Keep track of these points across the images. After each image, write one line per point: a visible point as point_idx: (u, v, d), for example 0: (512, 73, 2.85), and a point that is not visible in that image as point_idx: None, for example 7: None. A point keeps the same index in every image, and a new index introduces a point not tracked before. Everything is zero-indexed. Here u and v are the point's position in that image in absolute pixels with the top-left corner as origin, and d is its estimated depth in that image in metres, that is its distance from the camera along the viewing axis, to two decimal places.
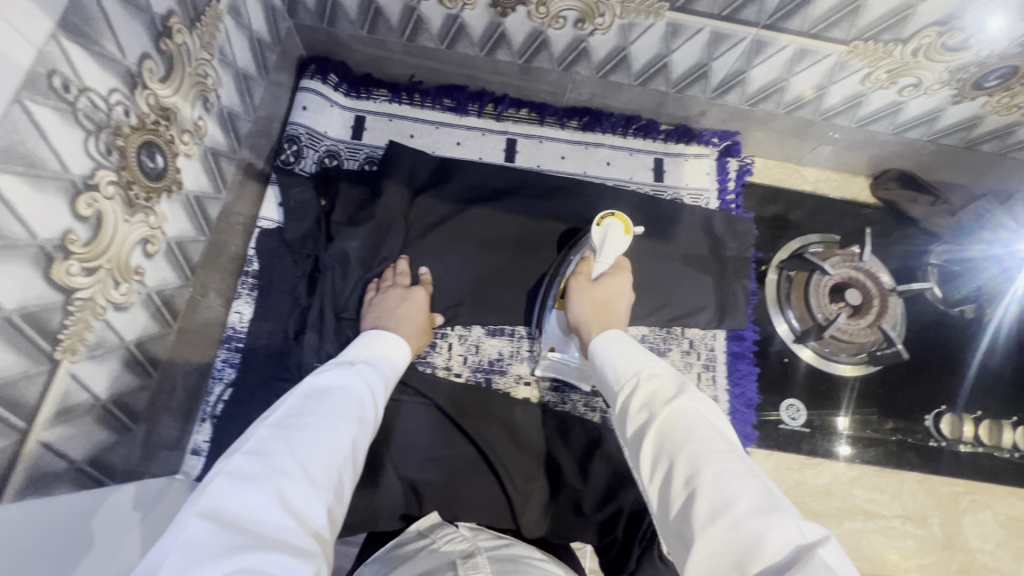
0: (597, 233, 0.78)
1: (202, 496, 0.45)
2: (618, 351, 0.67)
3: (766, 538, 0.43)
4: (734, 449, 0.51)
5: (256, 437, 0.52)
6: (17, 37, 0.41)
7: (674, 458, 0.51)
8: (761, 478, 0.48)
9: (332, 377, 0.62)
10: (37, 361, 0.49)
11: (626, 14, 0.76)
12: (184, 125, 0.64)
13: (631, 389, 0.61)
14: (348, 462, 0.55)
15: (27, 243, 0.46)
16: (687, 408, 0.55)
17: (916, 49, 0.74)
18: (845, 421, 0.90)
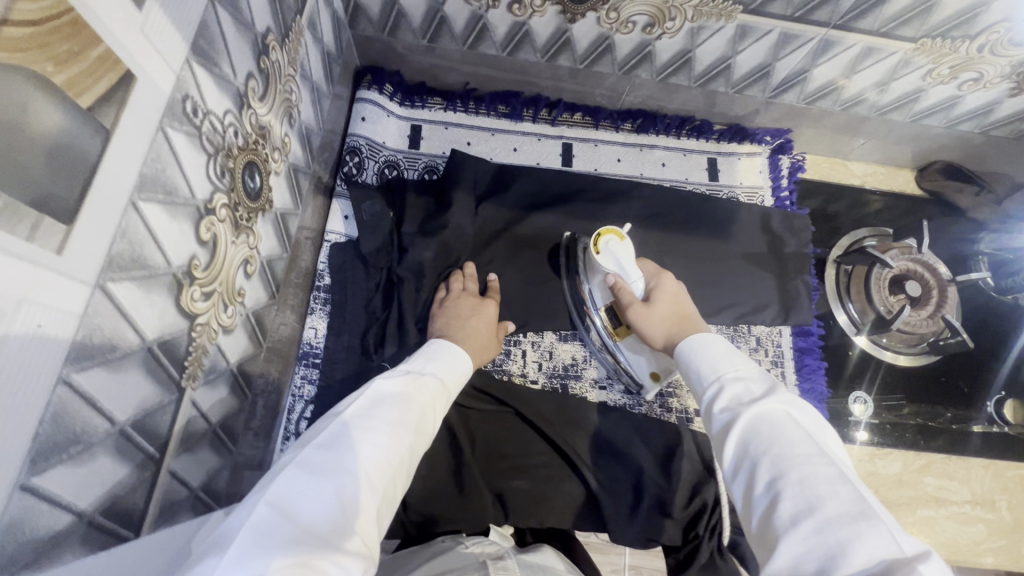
0: (603, 260, 0.76)
1: (269, 485, 0.43)
2: (706, 347, 0.59)
3: (856, 552, 0.37)
4: (825, 453, 0.45)
5: (326, 430, 0.48)
6: (163, 63, 0.41)
7: (757, 459, 0.46)
8: (854, 485, 0.42)
9: (398, 381, 0.57)
10: (170, 390, 0.48)
11: (697, 17, 0.77)
12: (275, 143, 0.64)
13: (714, 386, 0.55)
14: (401, 474, 0.51)
15: (164, 272, 0.45)
16: (777, 409, 0.49)
17: (983, 45, 0.76)
18: (861, 408, 0.91)
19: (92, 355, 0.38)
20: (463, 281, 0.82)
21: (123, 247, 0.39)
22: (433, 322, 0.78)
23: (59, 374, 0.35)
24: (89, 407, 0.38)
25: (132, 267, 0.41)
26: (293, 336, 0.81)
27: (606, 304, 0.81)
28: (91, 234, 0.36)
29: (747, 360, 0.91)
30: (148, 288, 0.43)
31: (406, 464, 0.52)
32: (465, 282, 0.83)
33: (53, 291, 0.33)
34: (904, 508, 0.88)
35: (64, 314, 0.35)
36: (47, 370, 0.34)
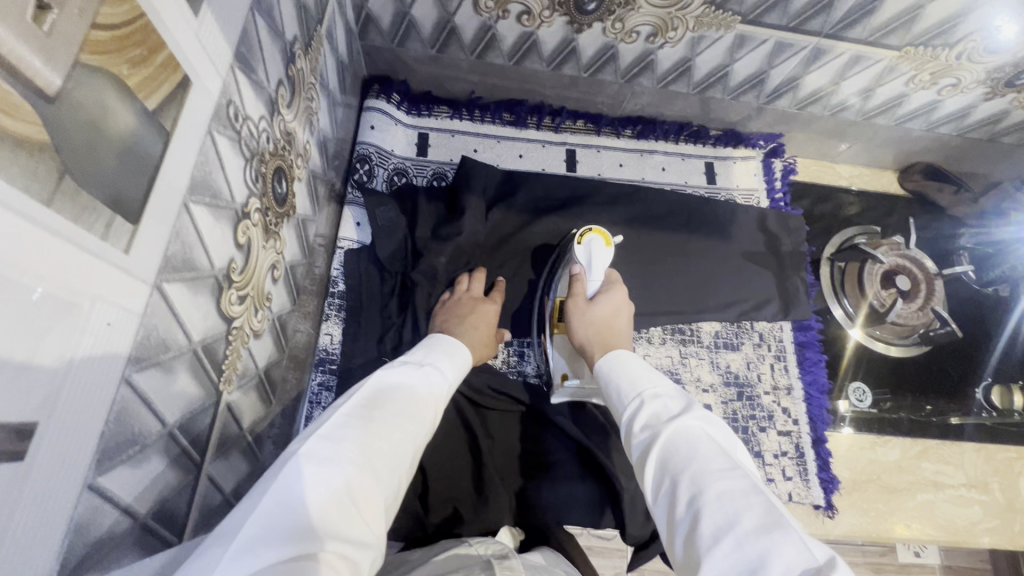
0: (579, 251, 0.80)
1: (275, 474, 0.40)
2: (624, 372, 0.65)
3: (774, 556, 0.40)
4: (738, 466, 0.49)
5: (333, 421, 0.46)
6: (212, 67, 0.41)
7: (675, 477, 0.50)
8: (765, 497, 0.46)
9: (399, 374, 0.56)
10: (209, 394, 0.48)
11: (697, 27, 0.80)
12: (298, 149, 0.64)
13: (636, 407, 0.60)
14: (407, 468, 0.49)
15: (208, 274, 0.45)
16: (690, 427, 0.54)
17: (961, 53, 0.82)
18: (845, 405, 0.94)
19: (148, 355, 0.38)
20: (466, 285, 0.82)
21: (177, 248, 0.40)
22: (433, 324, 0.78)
23: (122, 374, 0.35)
24: (145, 407, 0.38)
25: (184, 269, 0.41)
26: (309, 343, 0.81)
27: (560, 297, 0.84)
28: (152, 234, 0.36)
29: (752, 355, 0.94)
30: (195, 289, 0.43)
31: (412, 457, 0.50)
32: (471, 283, 0.83)
33: (122, 289, 0.34)
34: (905, 493, 0.91)
35: (127, 312, 0.35)
36: (112, 369, 0.34)
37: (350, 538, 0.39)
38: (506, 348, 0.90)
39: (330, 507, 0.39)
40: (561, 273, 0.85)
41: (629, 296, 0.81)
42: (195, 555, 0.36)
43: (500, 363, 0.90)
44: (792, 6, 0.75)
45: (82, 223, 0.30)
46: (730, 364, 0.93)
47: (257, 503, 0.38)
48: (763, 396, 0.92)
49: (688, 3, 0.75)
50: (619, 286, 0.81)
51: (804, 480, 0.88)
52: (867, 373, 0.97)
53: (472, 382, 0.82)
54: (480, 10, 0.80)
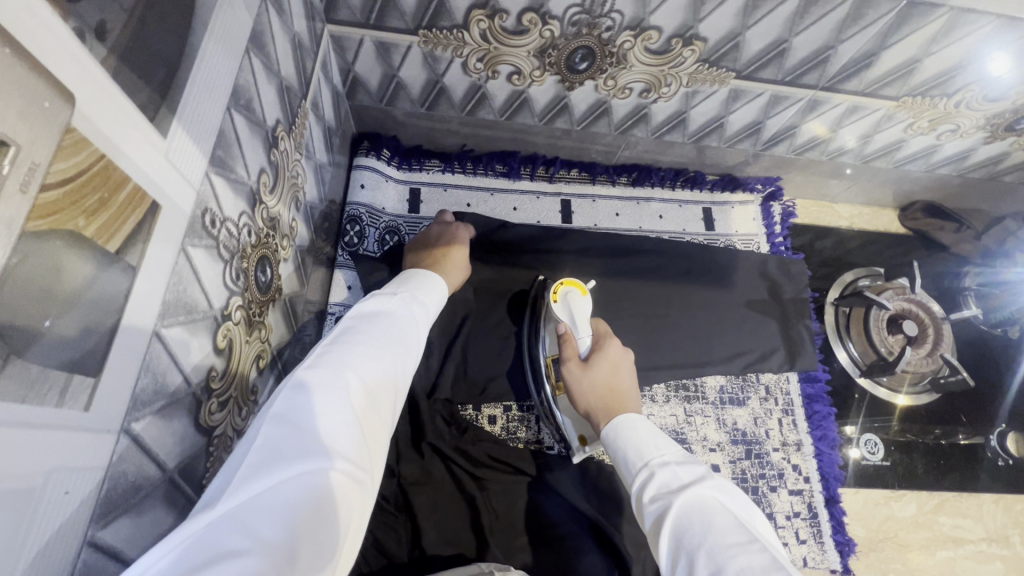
0: (558, 309, 0.79)
1: (272, 402, 0.39)
2: (629, 433, 0.62)
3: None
4: (755, 539, 0.46)
5: (320, 350, 0.44)
6: (183, 181, 0.39)
7: (692, 556, 0.47)
8: (788, 571, 0.43)
9: (380, 303, 0.53)
10: (189, 514, 0.45)
11: (692, 83, 0.79)
12: (284, 230, 0.62)
13: (643, 475, 0.56)
14: (400, 389, 0.48)
15: (184, 393, 0.42)
16: (703, 496, 0.51)
17: (959, 101, 0.81)
18: (851, 427, 0.94)
19: (116, 505, 0.35)
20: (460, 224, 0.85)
21: (147, 381, 0.37)
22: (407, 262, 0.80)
23: (84, 537, 0.32)
24: (114, 560, 0.35)
25: (156, 399, 0.38)
26: None
27: (552, 355, 0.80)
28: (117, 380, 0.33)
29: (759, 410, 0.91)
30: (169, 416, 0.40)
31: (401, 376, 0.48)
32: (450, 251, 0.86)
33: (79, 451, 0.31)
34: (924, 550, 0.88)
35: (89, 470, 0.32)
36: (71, 536, 0.31)
37: (357, 457, 0.38)
38: (505, 414, 0.89)
39: (332, 426, 0.38)
40: (544, 332, 0.82)
41: (624, 347, 0.76)
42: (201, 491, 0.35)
43: (499, 430, 0.88)
44: (787, 63, 0.74)
45: (32, 399, 0.27)
46: (737, 420, 0.90)
47: (255, 431, 0.37)
48: (772, 453, 0.89)
49: (681, 61, 0.74)
50: (611, 337, 0.77)
51: (820, 544, 0.85)
52: (885, 430, 0.94)
53: (471, 452, 0.79)
54: (470, 71, 0.78)
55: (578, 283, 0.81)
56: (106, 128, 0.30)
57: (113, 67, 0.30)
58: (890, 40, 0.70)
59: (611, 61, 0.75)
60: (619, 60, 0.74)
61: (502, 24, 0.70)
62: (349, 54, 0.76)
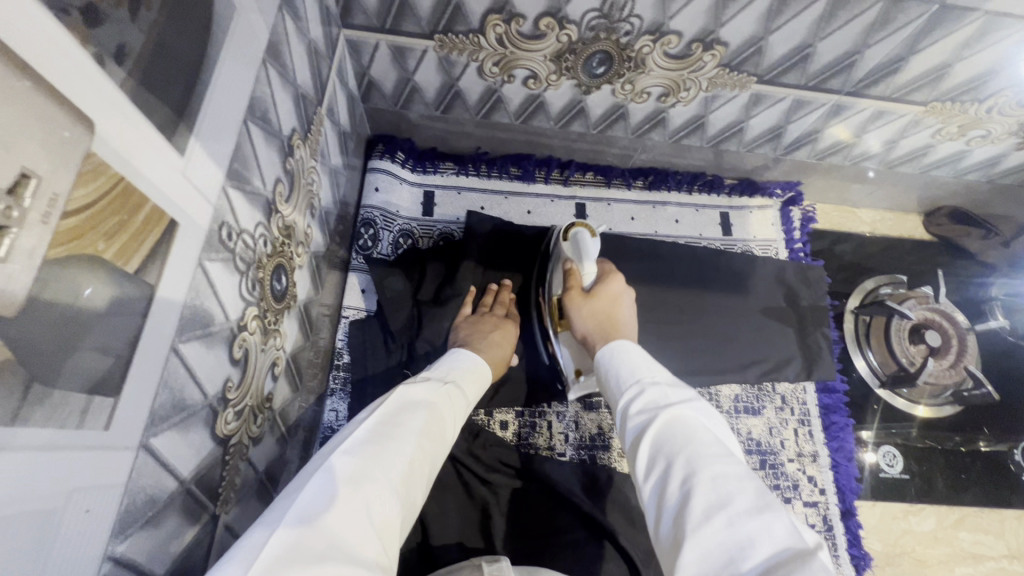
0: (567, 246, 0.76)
1: (301, 491, 0.39)
2: (621, 353, 0.59)
3: (765, 540, 0.36)
4: (734, 455, 0.44)
5: (355, 436, 0.45)
6: (199, 197, 0.39)
7: (669, 460, 0.44)
8: (760, 484, 0.41)
9: (420, 391, 0.54)
10: (204, 523, 0.46)
11: (712, 88, 0.77)
12: (299, 237, 0.63)
13: (633, 388, 0.53)
14: (424, 485, 0.48)
15: (200, 406, 0.43)
16: (688, 413, 0.48)
17: (991, 106, 0.78)
18: (867, 432, 0.92)
19: (134, 520, 0.35)
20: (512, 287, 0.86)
21: (165, 396, 0.37)
22: (462, 325, 0.77)
23: (104, 552, 0.33)
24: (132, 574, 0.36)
25: (174, 413, 0.39)
26: (313, 420, 0.77)
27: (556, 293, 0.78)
28: (136, 397, 0.34)
29: (775, 419, 0.89)
30: (186, 429, 0.41)
31: (428, 472, 0.48)
32: (494, 306, 0.82)
33: (100, 469, 0.31)
34: (943, 567, 0.87)
35: (108, 488, 0.32)
36: (92, 552, 0.31)
37: (376, 560, 0.38)
38: (517, 418, 0.87)
39: (354, 525, 0.38)
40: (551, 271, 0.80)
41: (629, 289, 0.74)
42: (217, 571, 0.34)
43: (511, 436, 0.86)
44: (811, 67, 0.72)
45: (55, 420, 0.27)
46: (752, 430, 0.89)
47: (281, 520, 0.37)
48: (787, 463, 0.87)
49: (701, 66, 0.72)
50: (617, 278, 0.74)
51: (835, 558, 0.83)
52: (902, 435, 0.92)
53: (482, 455, 0.79)
54: (485, 74, 0.78)
55: (590, 226, 0.78)
56: (124, 151, 0.30)
57: (132, 90, 0.30)
58: (920, 45, 0.67)
59: (629, 65, 0.73)
60: (638, 64, 0.73)
61: (518, 29, 0.69)
62: (364, 58, 0.76)
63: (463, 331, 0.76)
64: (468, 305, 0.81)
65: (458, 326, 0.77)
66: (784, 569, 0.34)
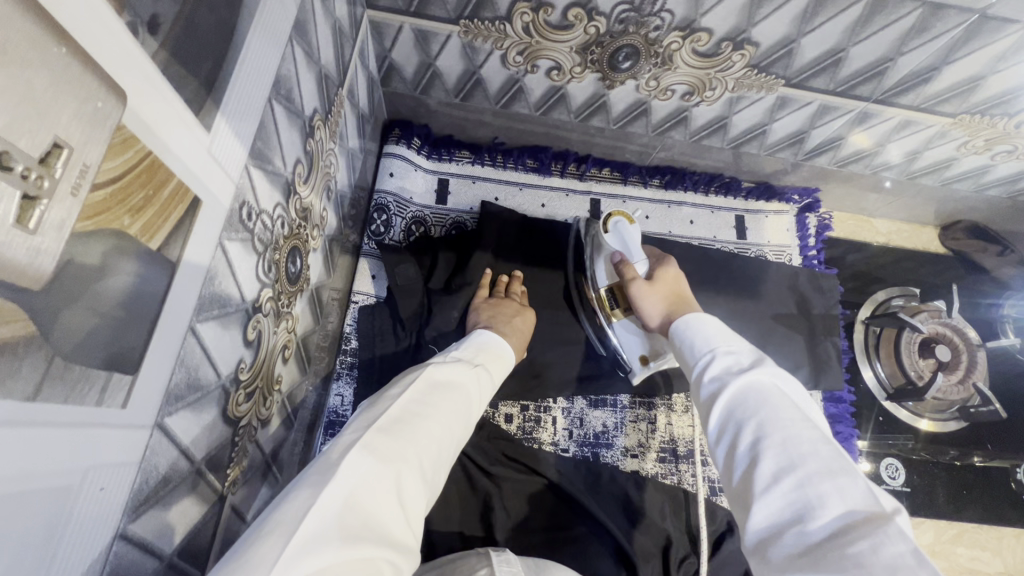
0: (611, 238, 0.75)
1: (339, 462, 0.38)
2: (696, 325, 0.58)
3: (835, 500, 0.36)
4: (810, 420, 0.43)
5: (390, 412, 0.45)
6: (223, 175, 0.38)
7: (741, 425, 0.44)
8: (837, 449, 0.40)
9: (449, 371, 0.54)
10: (212, 504, 0.46)
11: (738, 88, 0.76)
12: (315, 220, 0.62)
13: (709, 357, 0.53)
14: (447, 467, 0.48)
15: (214, 386, 0.42)
16: (764, 381, 0.47)
17: (1020, 122, 0.77)
18: (863, 443, 0.92)
19: (147, 499, 0.35)
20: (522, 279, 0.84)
21: (180, 375, 0.37)
22: (480, 308, 0.76)
23: (116, 530, 0.32)
24: (141, 551, 0.35)
25: (188, 392, 0.38)
26: (318, 403, 0.77)
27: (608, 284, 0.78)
28: (153, 374, 0.33)
29: None
30: (199, 409, 0.40)
31: (451, 455, 0.49)
32: (512, 291, 0.81)
33: (117, 447, 0.31)
34: None
35: (123, 466, 0.32)
36: (104, 531, 0.31)
37: (401, 540, 0.38)
38: (522, 412, 0.86)
39: (386, 505, 0.38)
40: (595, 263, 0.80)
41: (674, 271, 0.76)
42: (242, 539, 0.34)
43: (515, 429, 0.85)
44: (841, 72, 0.70)
45: (74, 396, 0.27)
46: None
47: (319, 491, 0.36)
48: None
49: (729, 65, 0.71)
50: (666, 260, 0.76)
51: None
52: (898, 447, 0.92)
53: (486, 447, 0.79)
54: (509, 64, 0.76)
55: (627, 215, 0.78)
56: (155, 123, 0.29)
57: (163, 61, 0.29)
58: (955, 55, 0.66)
59: (656, 61, 0.72)
60: (665, 61, 0.72)
61: (546, 18, 0.67)
62: (386, 40, 0.75)
63: (482, 314, 0.75)
64: (484, 289, 0.80)
65: (477, 308, 0.76)
66: (853, 530, 0.33)
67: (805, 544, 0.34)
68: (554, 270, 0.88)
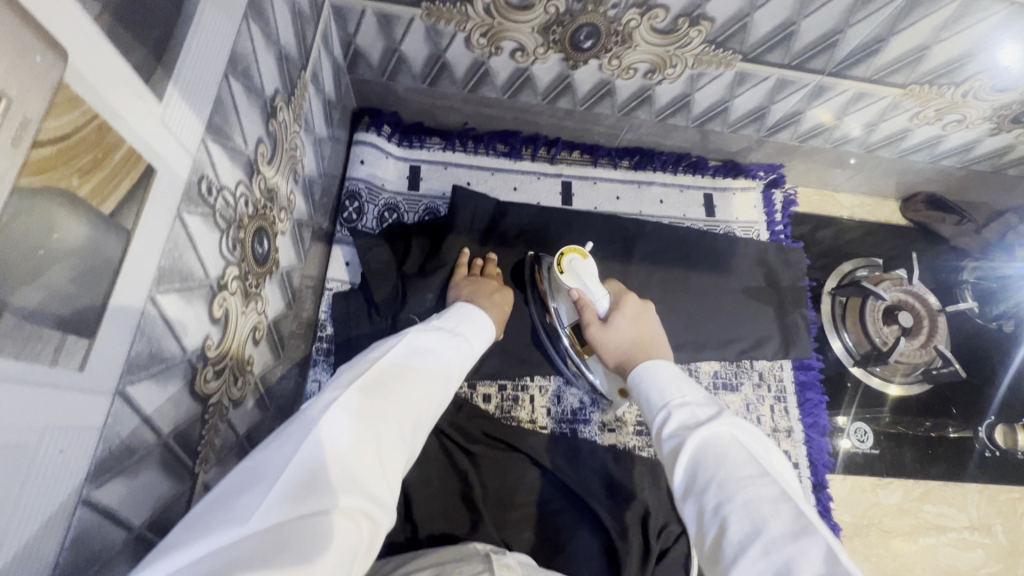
0: (570, 279, 0.74)
1: (320, 418, 0.40)
2: (651, 377, 0.58)
3: (803, 566, 0.36)
4: (767, 471, 0.44)
5: (369, 374, 0.46)
6: (180, 148, 0.39)
7: (705, 483, 0.45)
8: (794, 500, 0.41)
9: (429, 339, 0.55)
10: (183, 479, 0.46)
11: (697, 65, 0.78)
12: (282, 203, 0.62)
13: (662, 414, 0.54)
14: (431, 424, 0.49)
15: (179, 360, 0.42)
16: (720, 432, 0.48)
17: (967, 90, 0.80)
18: (844, 419, 0.95)
19: (111, 466, 0.35)
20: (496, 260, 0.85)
21: (142, 345, 0.37)
22: (460, 286, 0.77)
23: (80, 495, 0.33)
24: (108, 519, 0.36)
25: (150, 364, 0.39)
26: (296, 390, 0.77)
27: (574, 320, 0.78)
28: (113, 339, 0.34)
29: (752, 396, 0.91)
30: (164, 382, 0.41)
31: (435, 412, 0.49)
32: (489, 270, 0.82)
33: (77, 410, 0.31)
34: (908, 537, 0.90)
35: (84, 430, 0.32)
36: (67, 495, 0.31)
37: (384, 487, 0.38)
38: (500, 392, 0.87)
39: (364, 454, 0.39)
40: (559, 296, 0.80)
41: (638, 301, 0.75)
42: (224, 489, 0.36)
43: (493, 408, 0.86)
44: (794, 46, 0.73)
45: (27, 353, 0.27)
46: (730, 406, 0.90)
47: (300, 443, 0.37)
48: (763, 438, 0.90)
49: (687, 42, 0.73)
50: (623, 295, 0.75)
51: None
52: (875, 421, 0.95)
53: (465, 425, 0.80)
54: (473, 46, 0.77)
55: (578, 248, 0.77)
56: (101, 86, 0.30)
57: (107, 25, 0.30)
58: (900, 25, 0.69)
59: (616, 39, 0.74)
60: (625, 39, 0.73)
61: None
62: (350, 25, 0.75)
63: (461, 291, 0.76)
64: (462, 268, 0.82)
65: (458, 285, 0.77)
66: None
67: None
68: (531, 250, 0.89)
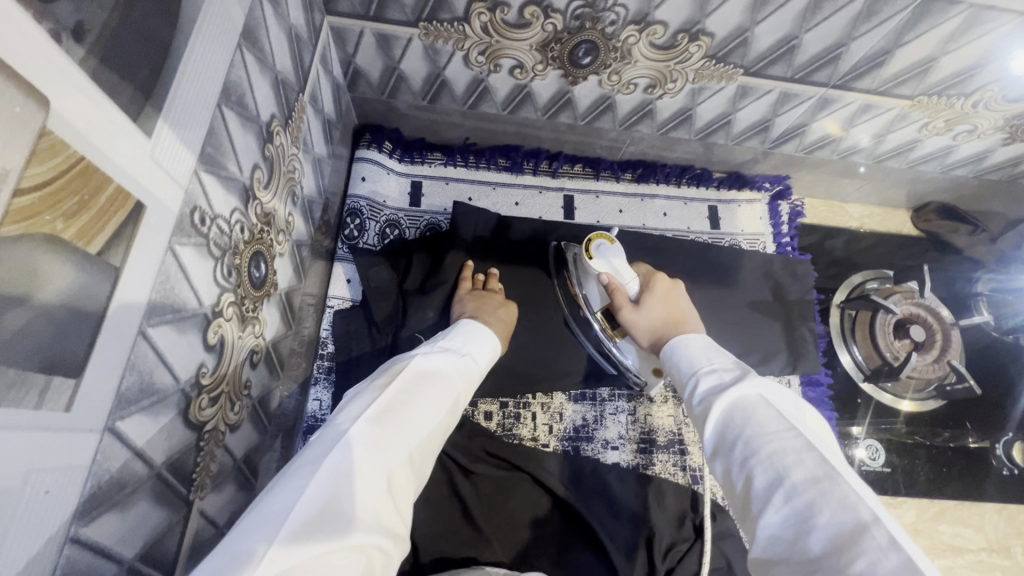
0: (600, 264, 0.72)
1: (332, 453, 0.39)
2: (681, 346, 0.58)
3: (825, 511, 0.36)
4: (794, 424, 0.43)
5: (379, 404, 0.45)
6: (171, 181, 0.39)
7: (731, 440, 0.45)
8: (820, 449, 0.41)
9: (435, 361, 0.54)
10: (176, 508, 0.46)
11: (699, 79, 0.77)
12: (279, 225, 0.62)
13: (695, 376, 0.54)
14: (435, 454, 0.49)
15: (171, 390, 0.42)
16: (744, 394, 0.47)
17: (977, 101, 0.78)
18: (859, 429, 0.92)
19: (99, 502, 0.35)
20: (497, 276, 0.84)
21: (131, 380, 0.37)
22: (461, 302, 0.77)
23: (66, 534, 0.33)
24: (95, 555, 0.36)
25: (140, 398, 0.39)
26: (296, 409, 0.77)
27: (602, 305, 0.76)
28: (101, 376, 0.34)
29: None
30: (156, 414, 0.41)
31: (439, 441, 0.49)
32: (490, 285, 0.81)
33: (64, 449, 0.31)
34: None
35: (70, 469, 0.32)
36: (52, 535, 0.31)
37: (389, 527, 0.39)
38: (501, 409, 0.86)
39: (371, 494, 0.39)
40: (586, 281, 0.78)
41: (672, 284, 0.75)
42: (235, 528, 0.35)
43: (495, 425, 0.85)
44: (797, 59, 0.71)
45: (10, 399, 0.27)
46: None
47: (307, 483, 0.37)
48: None
49: (687, 57, 0.72)
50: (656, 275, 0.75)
51: None
52: (891, 432, 0.93)
53: (466, 443, 0.79)
54: (471, 64, 0.77)
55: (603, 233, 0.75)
56: (86, 129, 0.30)
57: (92, 68, 0.30)
58: (906, 37, 0.67)
59: (615, 55, 0.73)
60: (624, 55, 0.73)
61: (503, 17, 0.68)
62: (349, 45, 0.76)
63: (461, 309, 0.75)
64: (462, 284, 0.81)
65: (459, 301, 0.77)
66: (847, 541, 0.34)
67: (804, 559, 0.35)
68: (533, 265, 0.89)
